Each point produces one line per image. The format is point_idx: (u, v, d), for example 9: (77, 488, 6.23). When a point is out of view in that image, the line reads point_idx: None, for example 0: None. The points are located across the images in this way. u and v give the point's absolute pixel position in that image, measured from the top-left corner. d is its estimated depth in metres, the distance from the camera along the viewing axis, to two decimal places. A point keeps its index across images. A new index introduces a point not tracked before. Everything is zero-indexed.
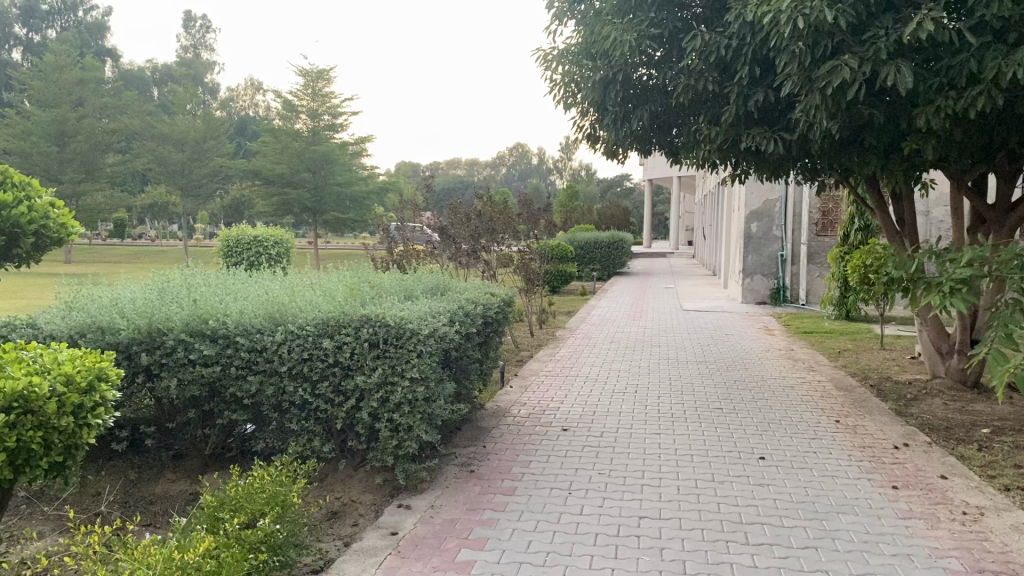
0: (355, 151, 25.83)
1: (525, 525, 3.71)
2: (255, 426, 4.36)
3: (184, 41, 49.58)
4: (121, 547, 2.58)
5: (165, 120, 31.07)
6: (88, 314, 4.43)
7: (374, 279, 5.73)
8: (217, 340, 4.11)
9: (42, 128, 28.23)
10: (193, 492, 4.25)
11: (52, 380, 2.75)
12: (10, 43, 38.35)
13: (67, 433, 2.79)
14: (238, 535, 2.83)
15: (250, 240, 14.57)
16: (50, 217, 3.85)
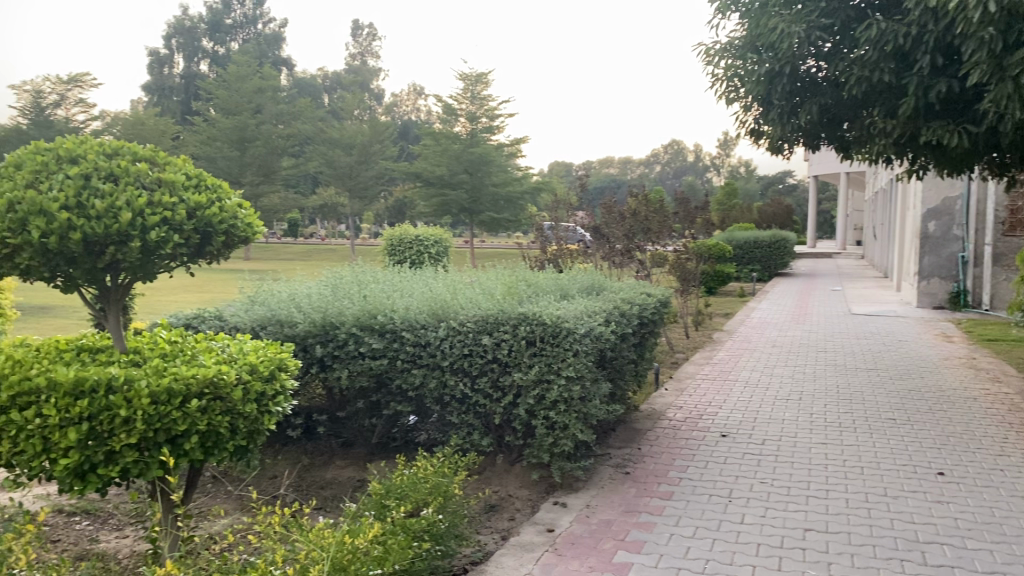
0: (510, 152, 26.25)
1: (683, 531, 3.65)
2: (417, 418, 4.50)
3: (352, 49, 52.01)
4: (298, 527, 2.74)
5: (333, 125, 32.78)
6: (268, 308, 4.74)
7: (531, 277, 5.79)
8: (385, 334, 4.30)
9: (226, 135, 30.64)
10: (360, 479, 4.45)
11: (239, 369, 2.99)
12: (198, 56, 41.71)
13: (251, 419, 3.01)
14: (403, 523, 2.94)
15: (412, 240, 15.07)
16: (239, 217, 3.52)
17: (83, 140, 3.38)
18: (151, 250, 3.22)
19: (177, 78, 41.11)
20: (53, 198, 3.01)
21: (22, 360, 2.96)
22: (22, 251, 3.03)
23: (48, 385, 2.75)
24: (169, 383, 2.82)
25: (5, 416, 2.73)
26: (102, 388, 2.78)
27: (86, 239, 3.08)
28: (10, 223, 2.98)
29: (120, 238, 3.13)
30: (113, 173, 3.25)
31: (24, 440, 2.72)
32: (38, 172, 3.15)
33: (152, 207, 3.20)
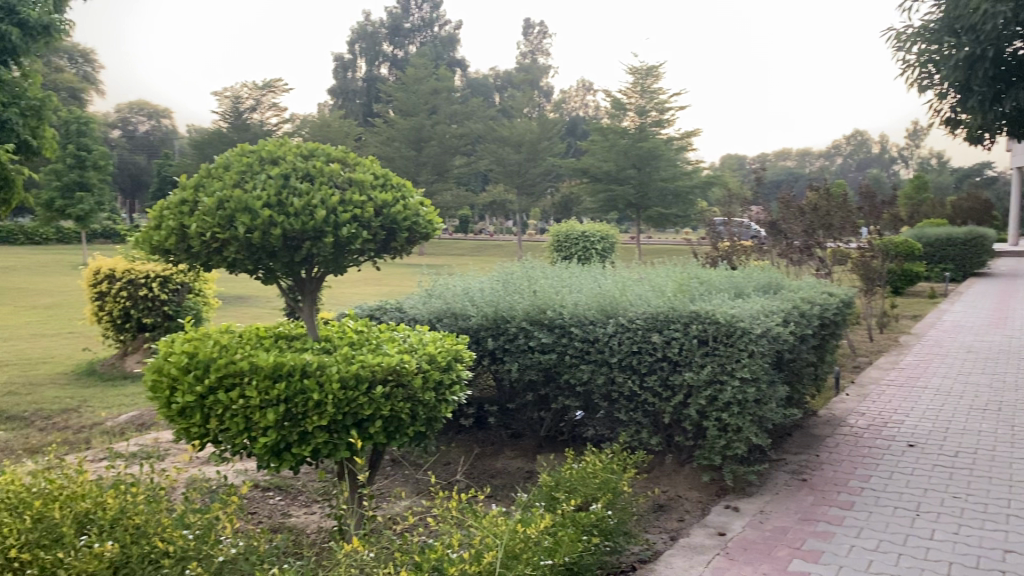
0: (680, 146, 25.83)
1: (865, 543, 3.46)
2: (585, 413, 4.52)
3: (524, 47, 52.79)
4: (472, 513, 2.83)
5: (504, 123, 33.46)
6: (444, 301, 4.93)
7: (703, 274, 5.66)
8: (555, 329, 4.37)
9: (404, 135, 32.46)
10: (529, 470, 4.53)
11: (418, 359, 3.13)
12: (379, 60, 43.79)
13: (429, 407, 3.15)
14: (572, 517, 2.97)
15: (579, 235, 15.15)
16: (421, 214, 3.64)
17: (284, 143, 3.63)
18: (342, 246, 3.41)
19: (360, 81, 43.39)
20: (257, 197, 3.26)
21: (228, 345, 3.23)
22: (230, 245, 3.31)
23: (250, 368, 2.98)
24: (357, 369, 2.99)
25: (213, 396, 3.00)
26: (297, 372, 2.99)
27: (285, 234, 3.31)
28: (220, 218, 3.26)
29: (315, 234, 3.35)
30: (309, 173, 3.47)
31: (229, 417, 2.97)
32: (244, 172, 3.42)
33: (343, 204, 3.39)
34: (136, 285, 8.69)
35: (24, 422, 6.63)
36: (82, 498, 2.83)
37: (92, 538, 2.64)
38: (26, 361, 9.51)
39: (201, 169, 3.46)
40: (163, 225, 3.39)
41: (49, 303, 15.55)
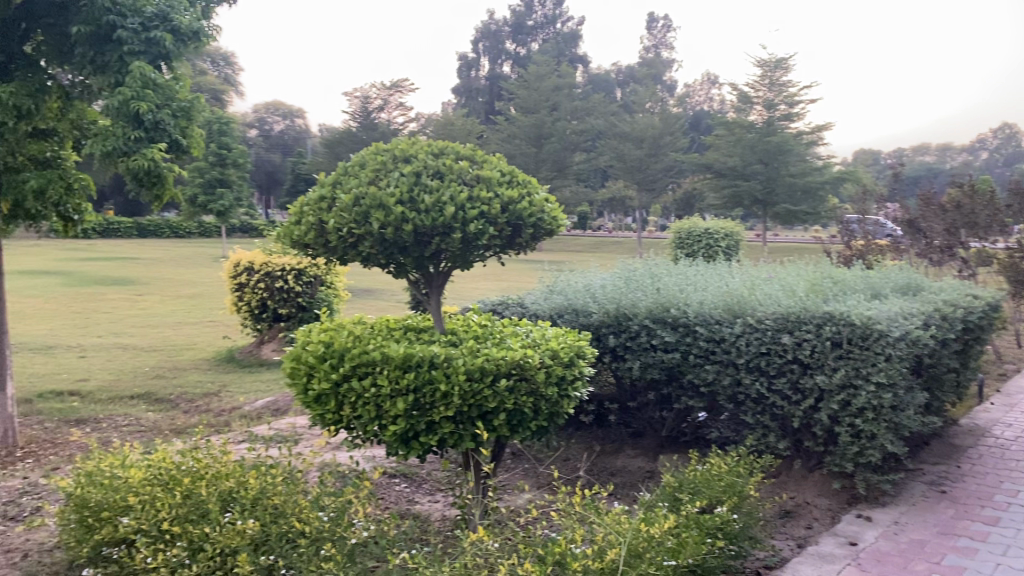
0: (810, 140, 24.89)
1: (1013, 563, 3.26)
2: (708, 414, 4.44)
3: (647, 42, 52.17)
4: (595, 510, 2.83)
5: (626, 119, 33.16)
6: (565, 298, 4.95)
7: (835, 274, 5.45)
8: (679, 328, 4.31)
9: (525, 132, 32.80)
10: (650, 470, 4.50)
11: (542, 355, 3.15)
12: (502, 58, 44.22)
13: (552, 401, 3.17)
14: (695, 518, 2.93)
15: (702, 232, 14.88)
16: (547, 210, 3.64)
17: (415, 141, 3.73)
18: (469, 241, 3.47)
19: (482, 79, 43.97)
20: (390, 194, 3.37)
21: (361, 336, 3.36)
22: (365, 240, 3.44)
23: (381, 358, 3.09)
24: (483, 363, 3.04)
25: (346, 384, 3.12)
26: (425, 364, 3.08)
27: (416, 230, 3.40)
28: (355, 215, 3.39)
29: (444, 230, 3.42)
30: (439, 171, 3.57)
31: (361, 406, 3.09)
32: (378, 171, 3.55)
33: (471, 201, 3.45)
34: (272, 278, 9.14)
35: (171, 404, 7.09)
36: (227, 477, 3.03)
37: (235, 515, 2.82)
38: (173, 347, 10.15)
39: (339, 167, 3.61)
40: (303, 221, 3.56)
41: (193, 293, 16.55)
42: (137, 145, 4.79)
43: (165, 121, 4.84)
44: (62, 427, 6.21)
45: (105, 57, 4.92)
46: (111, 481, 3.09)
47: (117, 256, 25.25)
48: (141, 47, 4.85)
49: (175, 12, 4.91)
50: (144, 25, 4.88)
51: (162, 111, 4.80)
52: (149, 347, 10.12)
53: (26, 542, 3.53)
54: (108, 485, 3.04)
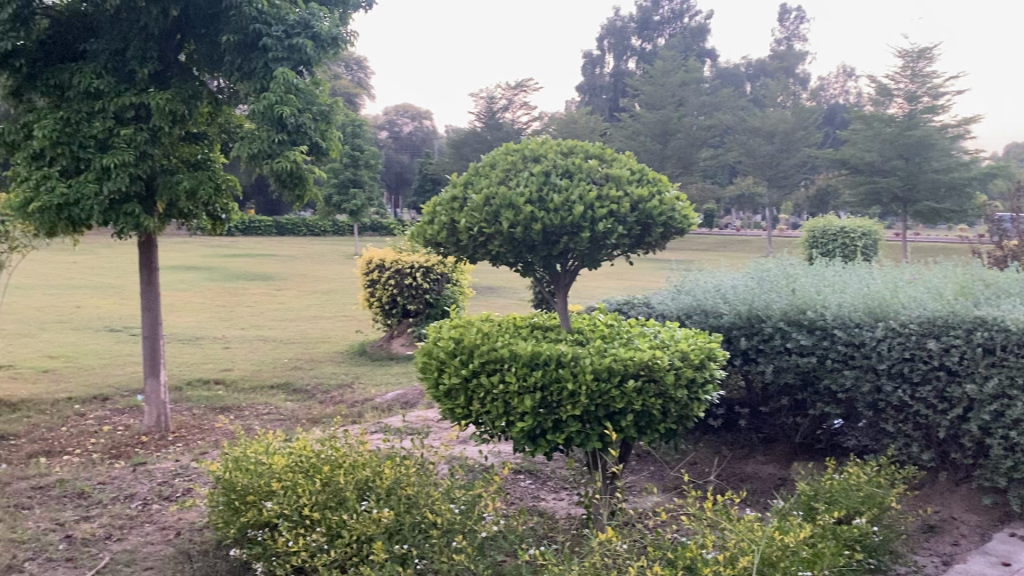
0: (956, 134, 23.45)
1: None
2: (845, 422, 4.26)
3: (778, 34, 50.52)
4: (726, 515, 2.77)
5: (756, 114, 32.22)
6: (695, 297, 4.91)
7: (988, 277, 5.12)
8: (815, 331, 4.18)
9: (649, 128, 32.21)
10: (782, 477, 4.38)
11: (672, 356, 3.11)
12: (627, 55, 43.87)
13: (681, 404, 3.12)
14: (832, 528, 2.83)
15: (837, 231, 14.29)
16: (678, 208, 3.57)
17: (544, 141, 3.76)
18: (598, 240, 3.46)
19: (607, 77, 43.71)
20: (520, 193, 3.40)
21: (490, 333, 3.42)
22: (494, 239, 3.49)
23: (510, 355, 3.12)
24: (611, 362, 3.03)
25: (476, 380, 3.18)
26: (553, 362, 3.09)
27: (545, 229, 3.42)
28: (486, 214, 3.44)
29: (572, 229, 3.43)
30: (569, 170, 3.58)
31: (490, 401, 3.14)
32: (508, 171, 3.59)
33: (601, 200, 3.44)
34: (402, 275, 9.43)
35: (308, 394, 7.42)
36: (363, 466, 3.14)
37: (371, 504, 2.93)
38: (308, 340, 10.61)
39: (470, 167, 3.67)
40: (435, 220, 3.64)
41: (327, 288, 17.24)
42: (281, 147, 5.02)
43: (306, 125, 5.07)
44: (210, 413, 6.61)
45: (251, 64, 5.15)
46: (256, 467, 3.26)
47: (258, 253, 26.65)
48: (285, 53, 5.07)
49: (315, 19, 5.18)
50: (288, 32, 5.13)
51: (303, 115, 5.05)
52: (286, 339, 10.61)
53: (179, 521, 3.79)
54: (253, 470, 3.21)
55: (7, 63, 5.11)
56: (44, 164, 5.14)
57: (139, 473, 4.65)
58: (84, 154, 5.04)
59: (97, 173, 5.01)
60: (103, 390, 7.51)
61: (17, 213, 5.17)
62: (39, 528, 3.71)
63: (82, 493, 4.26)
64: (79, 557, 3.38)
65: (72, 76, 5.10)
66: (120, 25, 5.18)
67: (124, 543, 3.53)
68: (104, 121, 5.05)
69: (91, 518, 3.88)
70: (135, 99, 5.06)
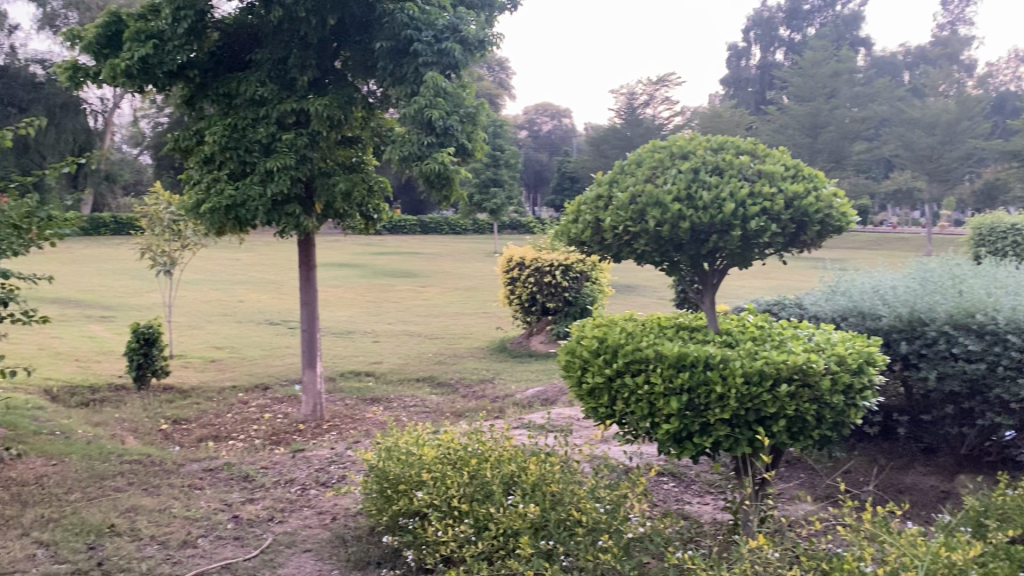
0: None
1: None
2: (1018, 434, 3.95)
3: (941, 18, 47.45)
4: (886, 528, 2.64)
5: (915, 104, 30.43)
6: (850, 299, 4.73)
7: None
8: (984, 336, 3.95)
9: (799, 121, 31.30)
10: (946, 490, 4.13)
11: (827, 359, 2.99)
12: (774, 46, 42.72)
13: (837, 410, 2.99)
14: (1005, 548, 2.64)
15: (1007, 227, 13.28)
16: (835, 205, 3.42)
17: (693, 138, 3.71)
18: (750, 239, 3.37)
19: (753, 69, 42.49)
20: (667, 192, 3.37)
21: (634, 332, 3.41)
22: (640, 238, 3.46)
23: (655, 356, 3.10)
24: (762, 366, 2.94)
25: (620, 379, 3.18)
26: (701, 363, 3.03)
27: (693, 227, 3.37)
28: (632, 212, 3.42)
29: (722, 227, 3.36)
30: (719, 166, 3.51)
31: (634, 401, 3.13)
32: (656, 169, 3.56)
33: (753, 197, 3.36)
34: (542, 272, 9.52)
35: (452, 388, 7.62)
36: (510, 462, 3.20)
37: (517, 499, 2.97)
38: (452, 335, 10.90)
39: (616, 166, 3.66)
40: (580, 219, 3.65)
41: (470, 285, 17.66)
42: (430, 149, 5.17)
43: (454, 127, 5.18)
44: (360, 404, 6.90)
45: (403, 69, 5.33)
46: (407, 457, 3.37)
47: (404, 250, 27.60)
48: (434, 58, 5.21)
49: (463, 23, 5.28)
50: (438, 36, 5.25)
51: (452, 117, 5.16)
52: (431, 334, 10.93)
53: (335, 507, 3.97)
54: (405, 460, 3.33)
55: (182, 74, 5.50)
56: (214, 167, 5.52)
57: (298, 459, 4.91)
58: (250, 159, 5.37)
59: (261, 176, 5.33)
60: (264, 379, 7.97)
61: (191, 214, 5.57)
62: (210, 507, 3.99)
63: (247, 477, 4.54)
64: (245, 536, 3.61)
65: (240, 85, 5.43)
66: (282, 35, 5.47)
67: (285, 525, 3.74)
68: (268, 126, 5.35)
69: (256, 500, 4.13)
70: (295, 106, 5.30)
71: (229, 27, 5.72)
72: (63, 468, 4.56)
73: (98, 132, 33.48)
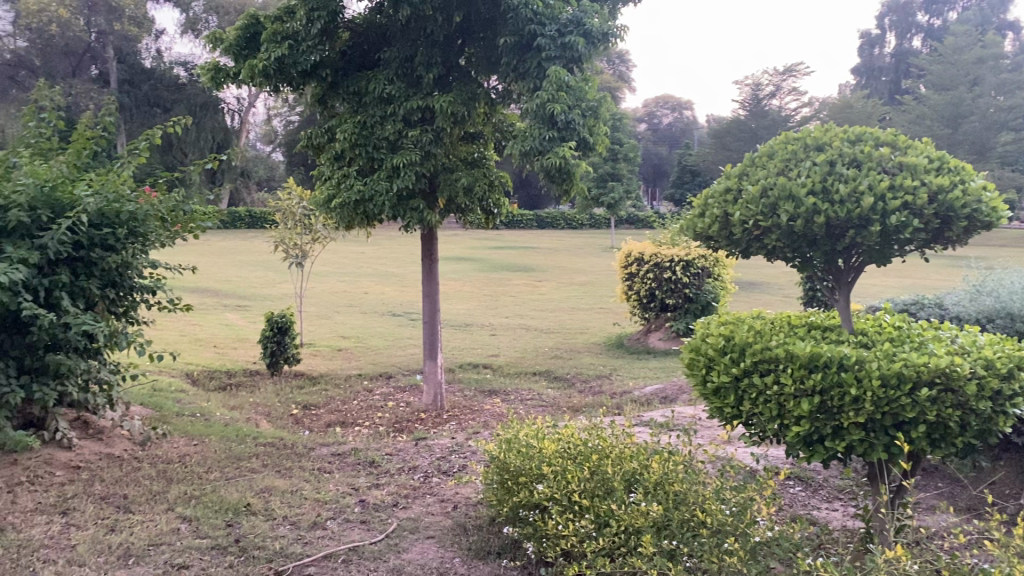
0: None
1: None
2: None
3: None
4: None
5: None
6: (999, 300, 4.45)
7: None
8: None
9: (938, 111, 29.57)
10: None
11: (973, 363, 2.80)
12: (911, 32, 40.52)
13: (984, 418, 2.80)
14: None
15: None
16: (985, 200, 3.21)
17: (830, 129, 3.57)
18: (890, 235, 3.21)
19: (887, 57, 40.55)
20: (801, 184, 3.26)
21: (763, 331, 3.32)
22: (771, 233, 3.35)
23: (786, 356, 3.01)
24: (900, 368, 2.80)
25: (748, 379, 3.11)
26: (834, 365, 2.92)
27: (828, 222, 3.24)
28: (763, 206, 3.33)
29: (860, 222, 3.21)
30: (857, 158, 3.35)
31: (762, 402, 3.04)
32: (789, 161, 3.44)
33: (893, 190, 3.19)
34: (661, 268, 9.39)
35: (568, 382, 7.63)
36: (632, 460, 3.17)
37: (639, 497, 2.94)
38: (568, 330, 10.90)
39: (746, 158, 3.57)
40: (707, 213, 3.60)
41: (586, 280, 17.63)
42: (551, 143, 5.16)
43: (576, 120, 5.15)
44: (479, 395, 7.01)
45: (526, 64, 5.34)
46: (527, 449, 3.38)
47: (523, 245, 27.85)
48: (557, 52, 5.20)
49: (587, 16, 5.24)
50: (561, 31, 5.27)
51: (573, 111, 5.13)
52: (548, 328, 10.97)
53: (456, 495, 4.04)
54: (525, 453, 3.34)
55: (315, 74, 5.71)
56: (344, 164, 5.71)
57: (420, 447, 5.03)
58: (377, 155, 5.52)
59: (388, 171, 5.47)
60: (387, 369, 8.20)
61: (321, 209, 5.78)
62: (338, 491, 4.13)
63: (373, 462, 4.68)
64: (371, 520, 3.72)
65: (369, 83, 5.59)
66: (409, 34, 5.59)
67: (409, 511, 3.83)
68: (394, 123, 5.48)
69: (381, 485, 4.25)
70: (421, 102, 5.42)
71: (358, 27, 5.88)
72: (203, 448, 4.82)
73: (235, 130, 35.22)
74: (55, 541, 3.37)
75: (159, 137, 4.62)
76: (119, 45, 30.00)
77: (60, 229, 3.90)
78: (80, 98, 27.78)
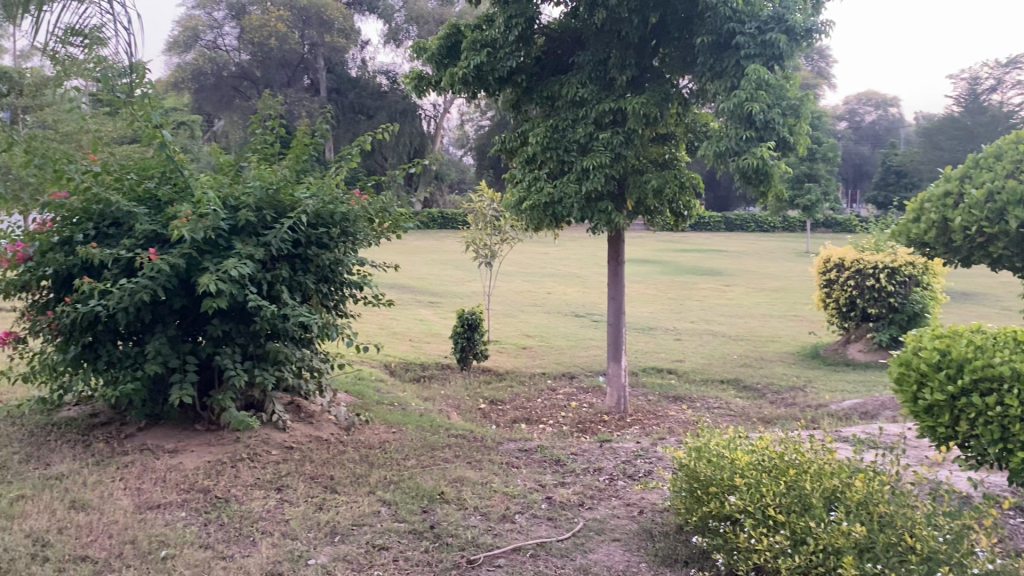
0: None
1: None
2: None
3: None
4: None
5: None
6: None
7: None
8: None
9: None
10: None
11: None
12: None
13: None
14: None
15: None
16: None
17: None
18: None
19: None
20: None
21: (984, 346, 3.07)
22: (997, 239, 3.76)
23: (1010, 374, 2.78)
24: None
25: (965, 398, 2.90)
26: None
27: None
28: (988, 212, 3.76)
29: None
30: None
31: (981, 424, 2.83)
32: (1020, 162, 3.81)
33: None
34: (863, 275, 8.91)
35: (759, 392, 7.37)
36: (832, 476, 3.02)
37: (840, 516, 2.79)
38: (758, 337, 10.53)
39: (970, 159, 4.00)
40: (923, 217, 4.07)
41: (778, 286, 16.96)
42: (748, 144, 5.02)
43: (775, 120, 4.98)
44: (664, 401, 6.93)
45: (723, 63, 5.23)
46: (719, 459, 3.30)
47: (711, 248, 27.23)
48: (757, 50, 5.06)
49: (789, 12, 5.08)
50: (761, 28, 5.11)
51: (772, 110, 4.95)
52: (736, 335, 10.66)
53: (642, 500, 4.02)
54: (716, 463, 3.26)
55: (511, 79, 5.87)
56: (536, 166, 5.80)
57: (605, 449, 5.04)
58: (569, 157, 5.57)
59: (578, 174, 5.51)
60: (571, 369, 8.29)
61: (513, 210, 5.91)
62: (525, 486, 4.23)
63: (559, 460, 4.75)
64: (558, 517, 3.78)
65: (563, 87, 5.68)
66: (603, 36, 5.65)
67: (595, 512, 3.86)
68: (586, 126, 5.53)
69: (567, 484, 4.30)
70: (614, 105, 5.43)
71: (554, 32, 5.96)
72: (401, 436, 5.08)
73: (431, 135, 36.82)
74: (272, 515, 3.66)
75: (369, 143, 4.92)
76: (329, 55, 32.16)
77: (282, 229, 4.25)
78: (294, 105, 30.05)
